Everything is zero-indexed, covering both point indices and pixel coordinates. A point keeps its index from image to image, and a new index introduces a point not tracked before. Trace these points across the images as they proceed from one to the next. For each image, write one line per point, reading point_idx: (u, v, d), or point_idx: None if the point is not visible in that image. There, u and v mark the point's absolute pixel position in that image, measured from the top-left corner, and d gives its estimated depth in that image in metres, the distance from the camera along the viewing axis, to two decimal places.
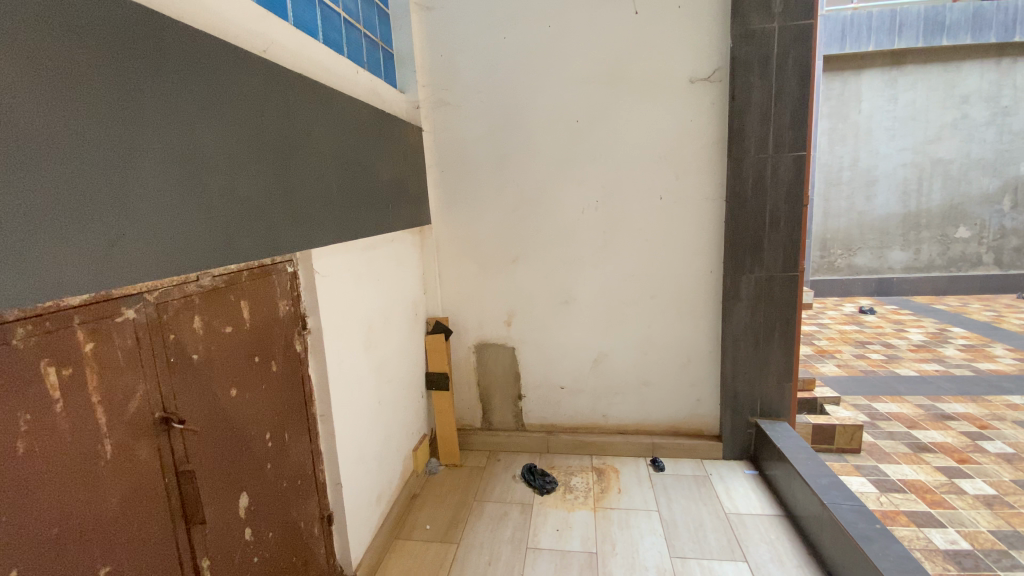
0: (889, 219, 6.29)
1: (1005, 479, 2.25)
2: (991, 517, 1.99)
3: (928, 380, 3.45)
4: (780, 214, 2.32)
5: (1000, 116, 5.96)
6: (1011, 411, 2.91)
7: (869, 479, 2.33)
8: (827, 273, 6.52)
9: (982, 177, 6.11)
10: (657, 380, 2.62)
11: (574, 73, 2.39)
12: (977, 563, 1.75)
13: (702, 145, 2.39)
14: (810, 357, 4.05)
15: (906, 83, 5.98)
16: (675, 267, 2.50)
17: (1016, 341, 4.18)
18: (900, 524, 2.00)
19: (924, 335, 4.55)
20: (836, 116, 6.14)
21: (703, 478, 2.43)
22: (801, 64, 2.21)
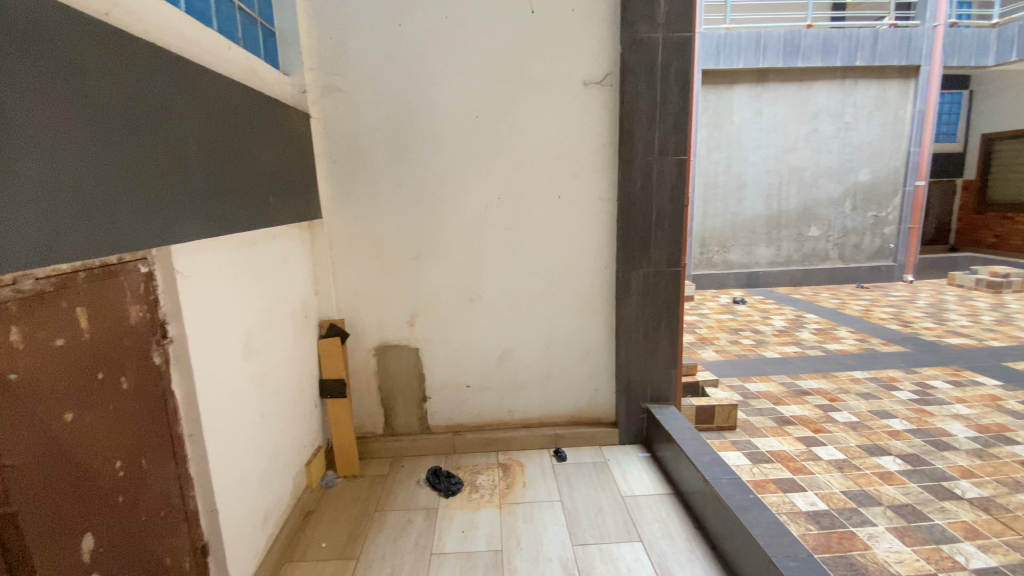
0: (756, 219, 7.07)
1: (852, 445, 2.60)
2: (842, 479, 2.29)
3: (789, 360, 3.91)
4: (665, 213, 2.48)
5: (843, 131, 6.92)
6: (854, 384, 3.39)
7: (744, 452, 2.58)
8: (706, 268, 7.16)
9: (830, 184, 7.06)
10: (559, 373, 2.68)
11: (473, 70, 2.36)
12: (832, 521, 2.00)
13: (596, 146, 2.47)
14: (693, 345, 4.40)
15: (769, 98, 6.76)
16: (574, 262, 2.57)
17: (855, 324, 4.90)
18: (770, 491, 2.22)
19: (785, 321, 5.17)
20: (712, 125, 6.80)
21: (602, 464, 2.52)
22: (682, 75, 2.38)
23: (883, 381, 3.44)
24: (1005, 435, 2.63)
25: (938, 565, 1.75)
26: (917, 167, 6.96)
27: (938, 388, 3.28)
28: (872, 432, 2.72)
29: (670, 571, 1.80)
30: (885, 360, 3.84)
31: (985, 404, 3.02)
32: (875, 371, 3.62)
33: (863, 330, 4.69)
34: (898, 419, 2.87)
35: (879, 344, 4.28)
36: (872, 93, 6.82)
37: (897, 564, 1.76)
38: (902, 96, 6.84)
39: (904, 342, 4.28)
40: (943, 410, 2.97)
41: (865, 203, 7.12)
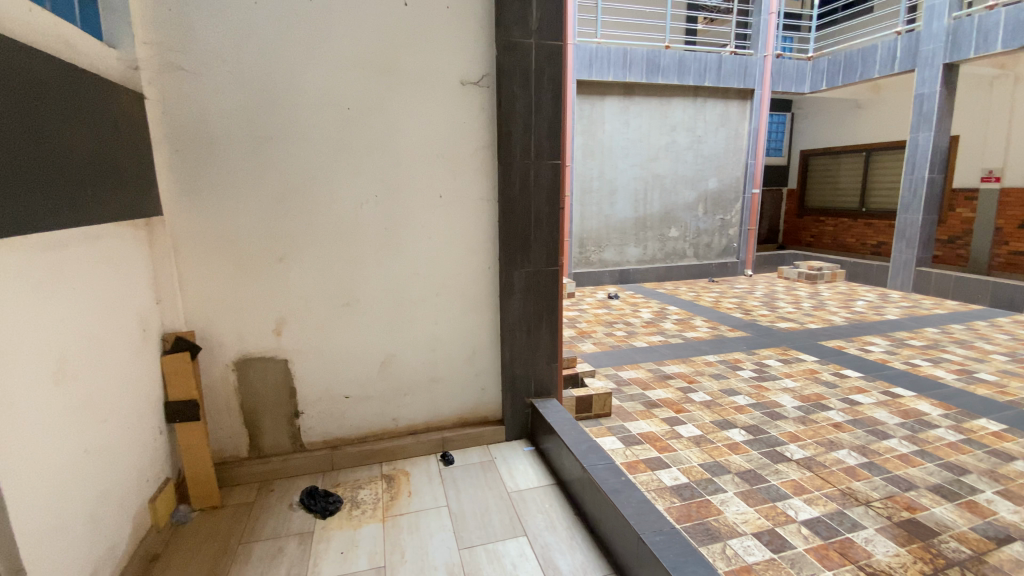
0: (626, 221, 7.67)
1: (707, 421, 2.92)
2: (700, 453, 2.55)
3: (655, 348, 4.30)
4: (543, 216, 2.57)
5: (697, 143, 7.78)
6: (707, 367, 3.83)
7: (618, 436, 2.76)
8: (584, 266, 7.59)
9: (686, 190, 7.90)
10: (444, 375, 2.63)
11: (341, 59, 2.22)
12: (692, 492, 2.22)
13: (476, 147, 2.47)
14: (573, 339, 4.64)
15: (635, 110, 7.38)
16: (456, 263, 2.54)
17: (708, 314, 5.54)
18: (640, 471, 2.41)
19: (652, 313, 5.68)
20: (587, 133, 7.23)
21: (489, 463, 2.53)
22: (554, 81, 2.47)
23: (730, 362, 3.93)
24: (820, 402, 3.15)
25: (775, 520, 2.02)
26: (753, 177, 8.06)
27: (772, 366, 3.83)
28: (723, 408, 3.08)
29: (553, 561, 1.85)
30: (731, 344, 4.39)
31: (805, 377, 3.59)
32: (723, 354, 4.12)
33: (714, 319, 5.33)
34: (743, 395, 3.29)
35: (727, 330, 4.89)
36: (718, 111, 7.77)
37: (744, 524, 2.00)
38: (741, 114, 7.89)
39: (746, 327, 4.94)
40: (776, 384, 3.47)
41: (714, 207, 8.09)
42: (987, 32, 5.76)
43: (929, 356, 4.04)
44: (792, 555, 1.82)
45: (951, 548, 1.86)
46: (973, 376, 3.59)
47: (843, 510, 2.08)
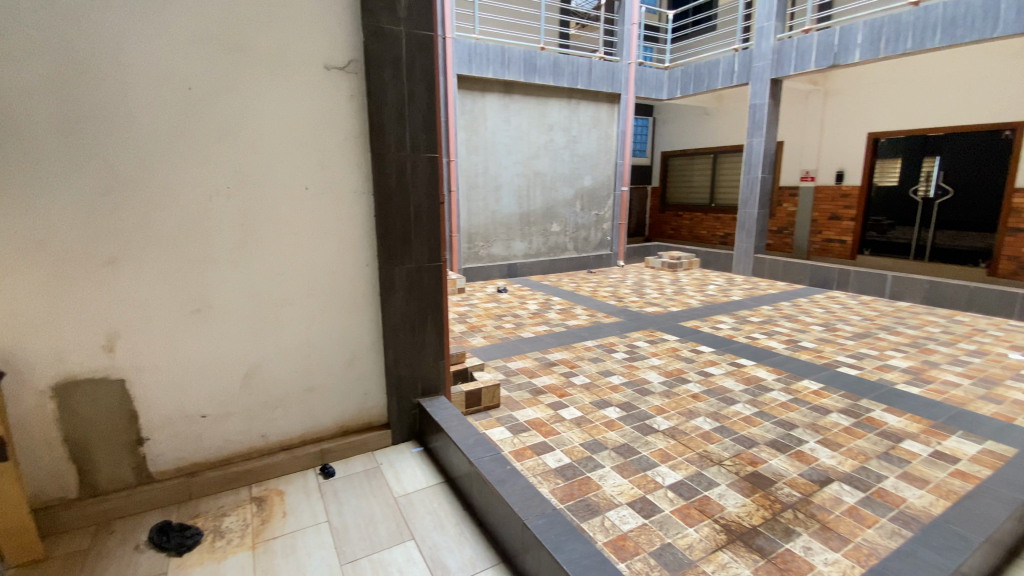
0: (511, 216, 7.84)
1: (587, 402, 3.09)
2: (581, 434, 2.69)
3: (540, 338, 4.47)
4: (422, 210, 2.51)
5: (573, 141, 8.20)
6: (587, 351, 4.07)
7: (505, 426, 2.81)
8: (473, 262, 7.61)
9: (565, 187, 8.29)
10: (321, 382, 2.45)
11: (180, 31, 1.94)
12: (574, 472, 2.33)
13: (345, 136, 2.32)
14: (462, 334, 4.63)
15: (514, 108, 7.56)
16: (330, 260, 2.38)
17: (588, 303, 5.89)
18: (527, 457, 2.47)
19: (538, 304, 5.88)
20: (470, 128, 7.24)
21: (374, 470, 2.42)
22: (427, 71, 2.41)
23: (607, 346, 4.21)
24: (682, 376, 3.51)
25: (647, 488, 2.20)
26: (622, 175, 8.71)
27: (642, 347, 4.19)
28: (601, 389, 3.28)
29: (441, 561, 1.82)
30: (608, 329, 4.72)
31: (670, 355, 3.97)
32: (601, 339, 4.41)
33: (593, 307, 5.68)
34: (618, 375, 3.54)
35: (604, 316, 5.25)
36: (590, 112, 8.26)
37: (620, 495, 2.15)
38: (610, 117, 8.47)
39: (620, 313, 5.34)
40: (645, 363, 3.80)
41: (590, 203, 8.61)
42: (802, 54, 6.84)
43: (765, 330, 4.71)
44: (662, 518, 2.00)
45: (785, 493, 2.17)
46: (797, 344, 4.26)
47: (702, 471, 2.34)
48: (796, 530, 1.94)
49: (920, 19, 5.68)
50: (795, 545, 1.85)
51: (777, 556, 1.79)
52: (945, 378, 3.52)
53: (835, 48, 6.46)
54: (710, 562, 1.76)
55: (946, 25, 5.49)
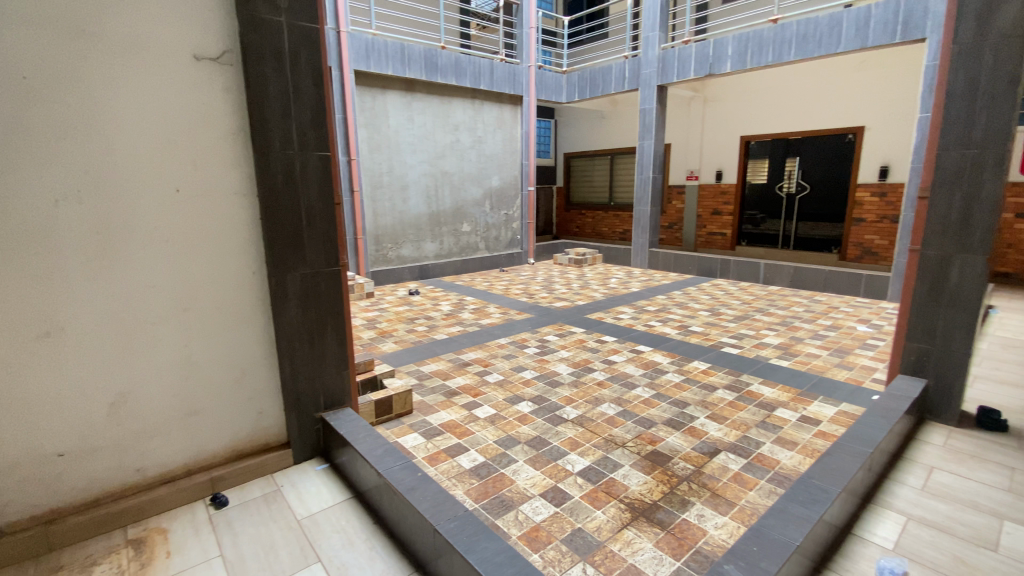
0: (419, 216, 7.70)
1: (500, 399, 3.12)
2: (494, 431, 2.71)
3: (453, 338, 4.44)
4: (315, 212, 2.37)
5: (478, 141, 8.22)
6: (500, 349, 4.11)
7: (419, 432, 2.75)
8: (382, 264, 7.35)
9: (473, 187, 8.30)
10: (207, 404, 2.23)
11: (7, 8, 1.65)
12: (488, 470, 2.34)
13: (222, 133, 2.13)
14: (372, 340, 4.46)
15: (417, 106, 7.42)
16: (211, 269, 2.17)
17: (500, 301, 5.95)
18: (441, 461, 2.44)
19: (450, 305, 5.83)
20: (371, 126, 6.98)
21: (274, 493, 2.25)
22: (313, 65, 2.28)
23: (518, 342, 4.28)
24: (589, 366, 3.67)
25: (558, 477, 2.27)
26: (528, 176, 8.90)
27: (552, 341, 4.32)
28: (513, 385, 3.33)
29: None
30: (519, 326, 4.81)
31: (577, 346, 4.14)
32: (513, 336, 4.48)
33: (505, 305, 5.75)
34: (529, 370, 3.62)
35: (515, 313, 5.33)
36: (494, 113, 8.34)
37: (532, 487, 2.20)
38: (514, 118, 8.61)
39: (531, 310, 5.46)
40: (555, 356, 3.92)
41: (498, 203, 8.69)
42: (683, 62, 7.44)
43: (661, 317, 5.08)
44: (571, 505, 2.07)
45: (681, 467, 2.35)
46: (689, 329, 4.64)
47: (608, 455, 2.46)
48: (690, 500, 2.11)
49: (778, 35, 6.42)
50: (690, 514, 2.01)
51: (675, 527, 1.93)
52: (808, 351, 4.03)
53: (710, 59, 7.11)
54: (616, 541, 1.86)
55: (798, 42, 6.27)
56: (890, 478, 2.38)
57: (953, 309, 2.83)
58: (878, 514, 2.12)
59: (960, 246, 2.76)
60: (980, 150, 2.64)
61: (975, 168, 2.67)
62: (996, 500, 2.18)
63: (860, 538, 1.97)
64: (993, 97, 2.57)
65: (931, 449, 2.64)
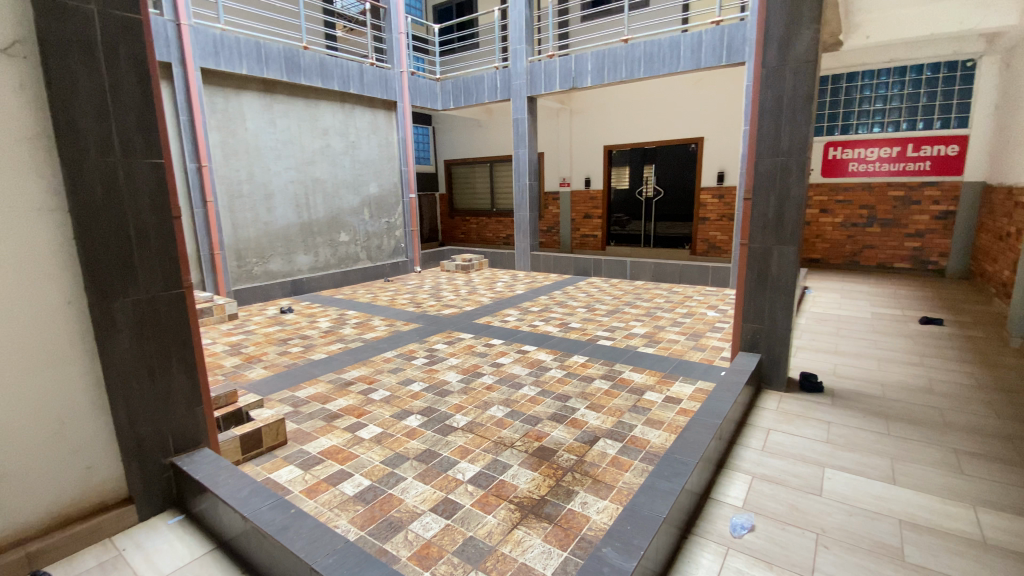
0: (289, 227, 7.14)
1: (386, 416, 3.00)
2: (380, 451, 2.60)
3: (334, 357, 4.17)
4: (148, 228, 2.07)
5: (351, 147, 7.86)
6: (385, 364, 3.95)
7: (295, 464, 2.53)
8: (246, 282, 6.68)
9: (348, 195, 7.90)
10: (14, 467, 1.83)
11: None
12: (375, 493, 2.23)
13: (16, 137, 1.77)
14: (238, 368, 4.01)
15: (279, 109, 6.88)
16: (10, 301, 1.79)
17: (384, 313, 5.74)
18: (321, 491, 2.28)
19: (330, 321, 5.48)
20: (225, 130, 6.33)
21: (114, 560, 1.92)
22: (137, 62, 1.99)
23: (405, 354, 4.16)
24: (477, 371, 3.69)
25: (448, 488, 2.25)
26: (408, 182, 8.72)
27: (440, 349, 4.26)
28: (400, 400, 3.22)
29: None
30: (406, 337, 4.68)
31: (466, 352, 4.14)
32: (400, 348, 4.33)
33: (390, 316, 5.56)
34: (418, 382, 3.53)
35: (402, 324, 5.18)
36: (367, 118, 8.04)
37: (422, 503, 2.15)
38: (389, 123, 8.38)
39: (418, 319, 5.35)
40: (444, 364, 3.87)
41: (378, 211, 8.38)
42: (549, 75, 7.86)
43: (544, 317, 5.29)
44: (462, 514, 2.06)
45: (565, 459, 2.47)
46: (569, 326, 4.89)
47: (497, 458, 2.49)
48: (575, 489, 2.22)
49: (629, 54, 7.08)
50: (574, 504, 2.11)
51: (561, 518, 2.02)
52: (671, 337, 4.49)
53: (573, 73, 7.61)
54: (507, 543, 1.88)
55: (646, 61, 6.96)
56: (738, 443, 2.74)
57: (775, 292, 3.34)
58: (730, 476, 2.42)
59: (776, 239, 3.27)
60: (787, 157, 3.15)
61: (784, 173, 3.18)
62: (816, 451, 2.62)
63: (717, 500, 2.24)
64: (793, 113, 3.10)
65: (768, 413, 3.09)
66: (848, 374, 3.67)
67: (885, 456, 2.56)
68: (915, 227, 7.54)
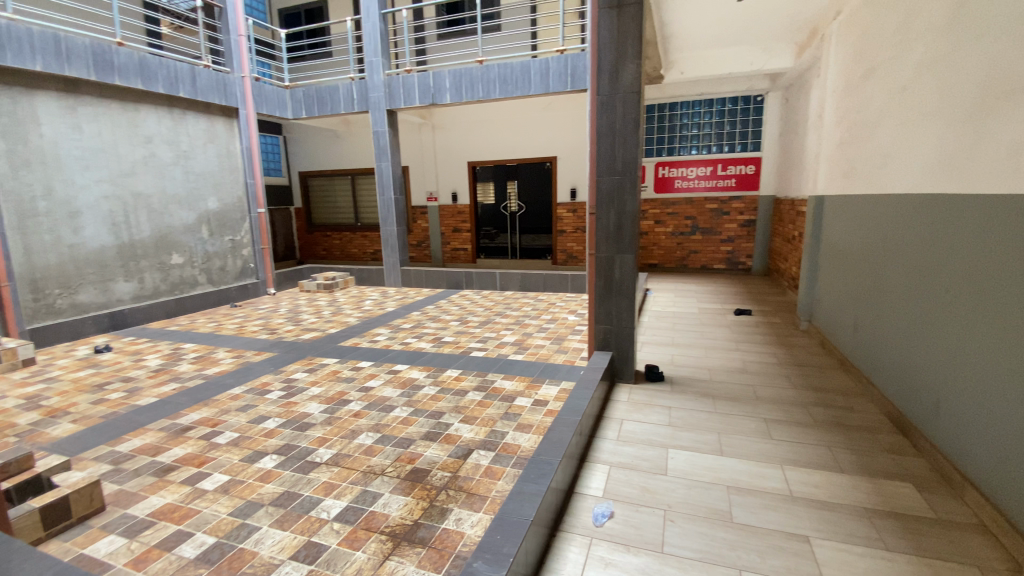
0: (103, 250, 6.03)
1: (235, 461, 2.67)
2: (229, 501, 2.31)
3: (167, 400, 3.60)
4: None
5: (182, 158, 6.93)
6: (233, 401, 3.52)
7: (118, 532, 2.13)
8: (46, 318, 5.48)
9: (180, 211, 6.94)
10: None
11: None
12: (222, 550, 1.97)
13: None
14: (32, 426, 3.25)
15: (85, 113, 5.80)
16: None
17: (231, 343, 5.12)
18: (153, 560, 1.94)
19: (161, 359, 4.72)
20: (9, 136, 5.15)
21: None
22: None
23: (258, 389, 3.75)
24: (343, 399, 3.47)
25: (312, 530, 2.08)
26: (255, 196, 7.96)
27: (299, 378, 3.93)
28: (253, 440, 2.90)
29: None
30: (258, 369, 4.23)
31: (330, 379, 3.87)
32: (250, 382, 3.90)
33: (239, 347, 4.98)
34: (273, 418, 3.20)
35: (253, 355, 4.67)
36: (201, 125, 7.17)
37: (281, 552, 1.95)
38: (229, 132, 7.57)
39: (273, 347, 4.87)
40: (304, 395, 3.57)
41: (219, 228, 7.49)
42: (408, 89, 7.81)
43: (416, 333, 5.20)
44: (328, 556, 1.91)
45: (438, 477, 2.44)
46: (441, 341, 4.87)
47: (366, 488, 2.37)
48: (448, 507, 2.20)
49: (485, 74, 7.35)
50: (448, 522, 2.09)
51: (435, 539, 1.99)
52: (537, 343, 4.71)
53: (431, 89, 7.68)
54: None
55: (501, 82, 7.29)
56: (597, 436, 2.97)
57: (620, 295, 3.71)
58: (591, 469, 2.61)
59: (618, 248, 3.65)
60: (622, 175, 3.54)
61: (620, 190, 3.56)
62: (661, 434, 2.95)
63: (580, 494, 2.39)
64: (625, 136, 3.49)
65: (621, 405, 3.40)
66: (683, 363, 4.22)
67: (714, 432, 2.98)
68: (728, 234, 8.97)
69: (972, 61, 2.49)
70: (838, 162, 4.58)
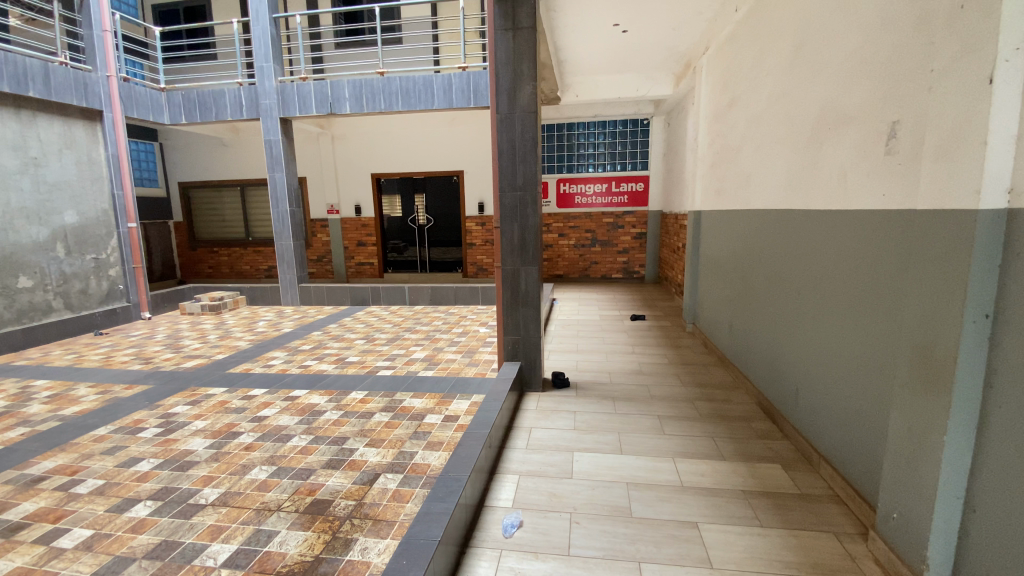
0: None
1: (100, 513, 2.33)
2: (93, 560, 2.01)
3: (12, 448, 3.05)
4: None
5: (32, 166, 5.99)
6: (97, 444, 3.07)
7: None
8: None
9: (29, 227, 5.97)
10: None
11: None
12: None
13: None
14: None
15: None
16: None
17: (95, 377, 4.47)
18: None
19: (4, 400, 3.99)
20: None
21: None
22: None
23: (130, 427, 3.31)
24: (232, 431, 3.18)
25: None
26: (124, 210, 7.07)
27: (180, 413, 3.53)
28: (122, 487, 2.55)
29: None
30: (130, 404, 3.74)
31: (217, 411, 3.53)
32: (120, 421, 3.43)
33: (105, 381, 4.36)
34: (149, 459, 2.85)
35: (123, 389, 4.12)
36: (55, 129, 6.25)
37: None
38: (90, 138, 6.68)
39: (148, 379, 4.33)
40: (185, 431, 3.22)
41: (79, 246, 6.54)
42: (303, 98, 7.45)
43: (316, 354, 4.92)
44: None
45: (341, 507, 2.32)
46: (345, 361, 4.66)
47: (260, 527, 2.19)
48: (352, 537, 2.10)
49: (386, 86, 7.24)
50: (353, 553, 2.00)
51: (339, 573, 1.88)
52: (448, 357, 4.68)
53: (330, 98, 7.40)
54: None
55: (403, 95, 7.21)
56: (506, 447, 3.01)
57: (525, 306, 3.81)
58: (500, 481, 2.63)
59: (522, 261, 3.76)
60: (523, 191, 3.66)
61: (522, 205, 3.68)
62: (566, 439, 3.07)
63: (489, 507, 2.41)
64: (524, 154, 3.63)
65: (529, 413, 3.48)
66: (586, 368, 4.42)
67: (614, 432, 3.16)
68: (623, 245, 9.63)
69: (810, 95, 2.93)
70: (711, 180, 5.11)
